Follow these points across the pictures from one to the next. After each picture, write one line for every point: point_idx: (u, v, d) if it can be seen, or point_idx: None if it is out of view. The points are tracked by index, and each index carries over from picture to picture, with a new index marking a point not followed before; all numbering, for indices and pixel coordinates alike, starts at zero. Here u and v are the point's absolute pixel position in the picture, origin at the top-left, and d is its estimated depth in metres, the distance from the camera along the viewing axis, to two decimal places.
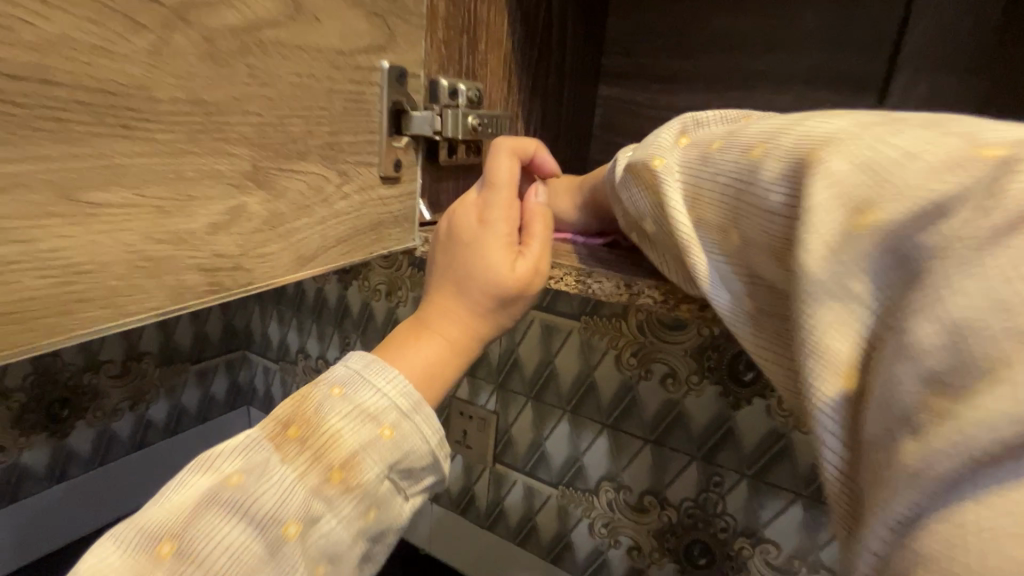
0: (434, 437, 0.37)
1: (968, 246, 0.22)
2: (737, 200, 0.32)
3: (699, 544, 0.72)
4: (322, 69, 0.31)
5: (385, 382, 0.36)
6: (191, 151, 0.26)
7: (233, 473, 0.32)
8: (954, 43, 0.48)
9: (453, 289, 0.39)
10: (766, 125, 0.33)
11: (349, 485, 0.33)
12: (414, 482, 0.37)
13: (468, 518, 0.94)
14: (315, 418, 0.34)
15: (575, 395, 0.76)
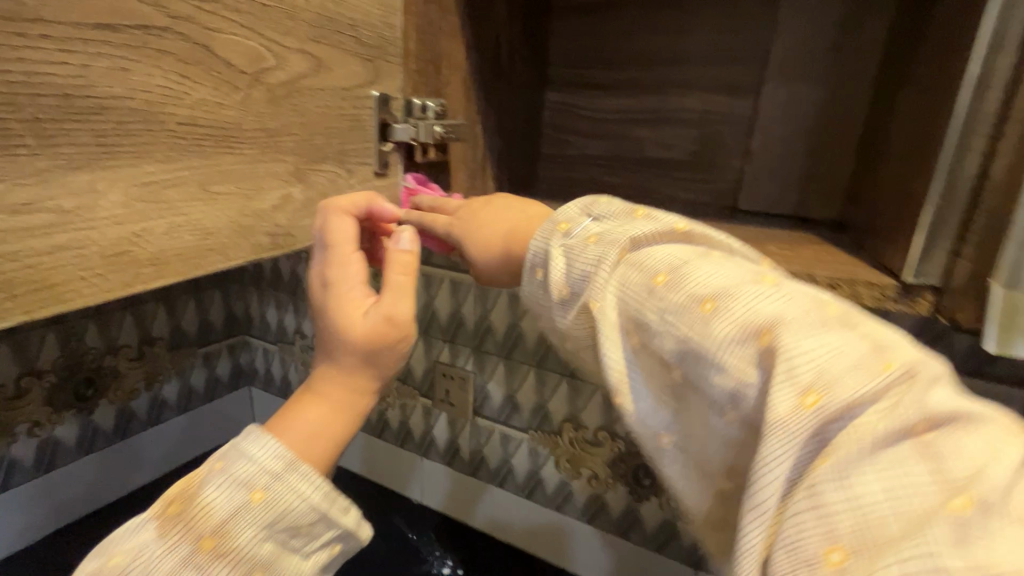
0: (314, 492, 0.35)
1: (801, 427, 0.27)
2: (694, 342, 0.31)
3: (644, 467, 0.87)
4: (334, 95, 0.42)
5: (257, 449, 0.35)
6: (260, 160, 0.38)
7: (116, 553, 0.33)
8: (806, 58, 0.62)
9: (329, 350, 0.40)
10: (721, 273, 0.33)
11: (219, 555, 0.33)
12: (307, 538, 0.36)
13: (454, 466, 1.08)
14: (193, 493, 0.34)
15: (539, 351, 0.91)
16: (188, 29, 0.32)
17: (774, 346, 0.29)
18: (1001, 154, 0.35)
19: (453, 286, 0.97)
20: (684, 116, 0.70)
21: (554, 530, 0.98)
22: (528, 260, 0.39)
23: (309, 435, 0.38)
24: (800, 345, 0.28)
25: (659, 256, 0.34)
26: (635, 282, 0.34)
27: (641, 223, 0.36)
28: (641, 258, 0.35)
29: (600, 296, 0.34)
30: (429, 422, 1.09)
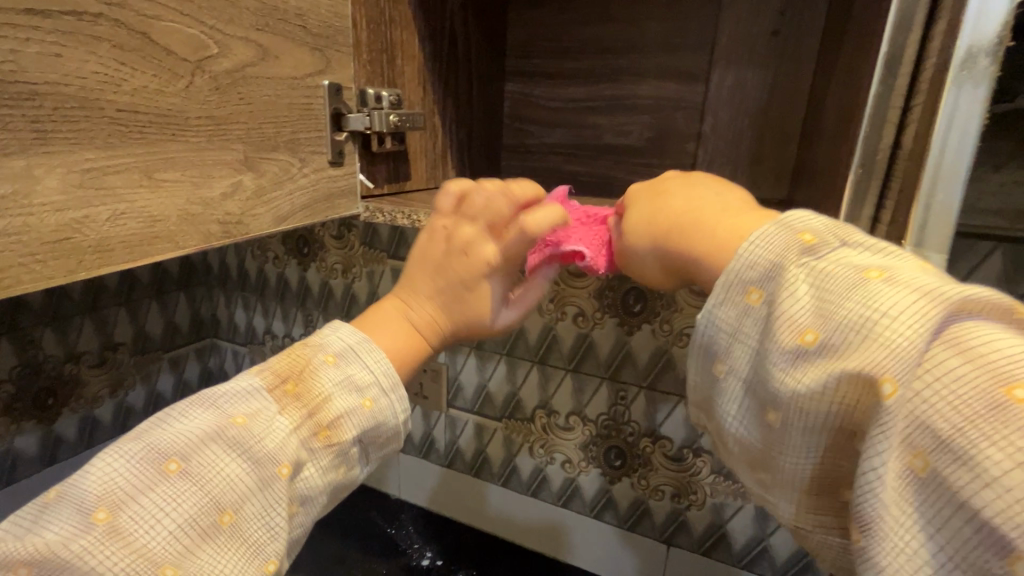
0: (402, 413, 0.45)
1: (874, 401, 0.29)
2: (844, 347, 0.30)
3: (614, 448, 0.89)
4: (283, 85, 0.43)
5: (371, 360, 0.44)
6: (207, 147, 0.38)
7: (240, 416, 0.40)
8: (749, 44, 0.65)
9: (423, 282, 0.48)
10: (916, 285, 0.30)
11: (332, 442, 0.42)
12: (372, 456, 0.45)
13: (430, 459, 1.09)
14: (311, 382, 0.42)
15: (509, 340, 0.92)
16: (124, 16, 0.32)
17: (823, 341, 0.31)
18: (913, 125, 0.37)
19: None
20: (639, 103, 0.72)
21: (553, 529, 0.99)
22: (733, 277, 0.36)
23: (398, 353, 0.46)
24: (993, 365, 0.27)
25: (847, 256, 0.33)
26: (795, 278, 0.33)
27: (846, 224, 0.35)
28: (825, 252, 0.34)
29: (754, 281, 0.35)
30: (403, 417, 1.09)
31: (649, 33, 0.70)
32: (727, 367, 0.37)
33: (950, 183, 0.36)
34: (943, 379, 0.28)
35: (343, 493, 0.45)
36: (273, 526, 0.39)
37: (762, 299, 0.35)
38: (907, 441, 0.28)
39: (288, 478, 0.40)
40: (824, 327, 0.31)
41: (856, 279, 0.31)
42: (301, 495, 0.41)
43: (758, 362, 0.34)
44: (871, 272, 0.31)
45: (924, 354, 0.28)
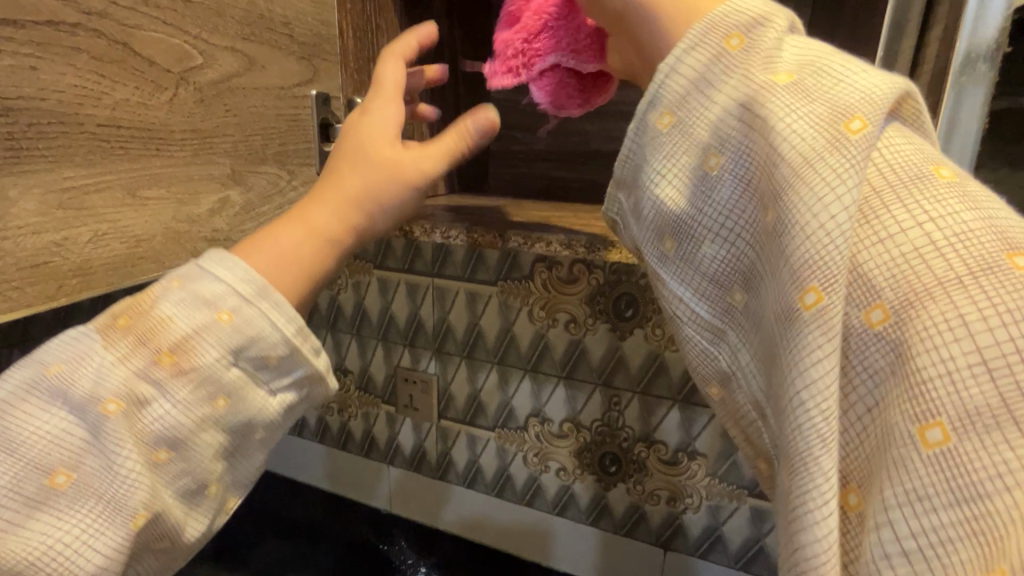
0: (285, 323, 0.36)
1: (830, 138, 0.26)
2: (772, 157, 0.27)
3: (609, 454, 0.89)
4: (272, 95, 0.41)
5: (223, 269, 0.36)
6: (194, 163, 0.37)
7: (54, 364, 0.33)
8: None
9: (334, 166, 0.41)
10: (856, 91, 0.27)
11: (180, 368, 0.33)
12: (274, 374, 0.36)
13: (422, 472, 1.07)
14: (147, 309, 0.34)
15: (500, 348, 0.91)
16: (102, 25, 0.31)
17: (763, 116, 0.28)
18: None
19: (409, 289, 0.96)
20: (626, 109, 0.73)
21: (542, 535, 0.98)
22: (650, 95, 0.32)
23: (288, 258, 0.38)
24: (908, 184, 0.26)
25: (779, 52, 0.29)
26: (723, 87, 0.30)
27: (778, 14, 0.30)
28: (757, 47, 0.30)
29: (671, 101, 0.31)
30: (393, 429, 1.07)
31: None
32: (650, 196, 0.32)
33: None
34: (869, 205, 0.26)
35: (259, 428, 0.37)
36: (122, 475, 0.32)
37: (672, 119, 0.31)
38: (814, 269, 0.25)
39: (119, 418, 0.32)
40: (773, 87, 0.28)
41: (768, 73, 0.29)
42: (163, 441, 0.33)
43: (674, 195, 0.31)
44: (781, 76, 0.28)
45: (859, 151, 0.26)
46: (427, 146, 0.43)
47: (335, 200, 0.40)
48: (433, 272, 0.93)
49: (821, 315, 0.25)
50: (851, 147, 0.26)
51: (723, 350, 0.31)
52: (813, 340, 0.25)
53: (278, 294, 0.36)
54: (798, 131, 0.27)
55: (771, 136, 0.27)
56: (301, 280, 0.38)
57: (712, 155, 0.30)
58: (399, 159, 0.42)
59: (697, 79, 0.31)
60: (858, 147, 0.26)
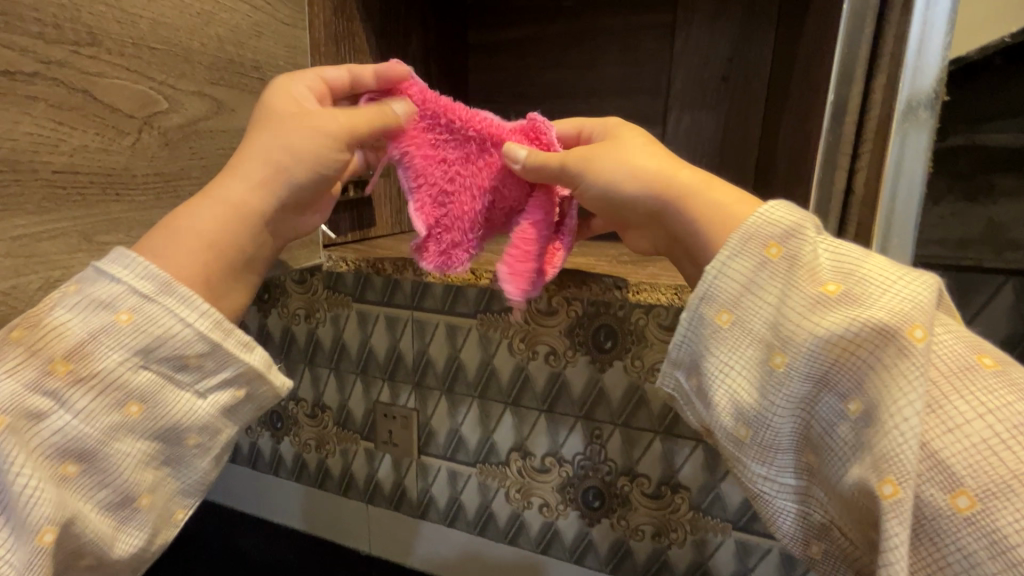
0: (196, 321, 0.38)
1: (896, 346, 0.31)
2: (838, 362, 0.32)
3: (592, 489, 0.87)
4: (233, 137, 0.46)
5: (125, 270, 0.37)
6: (154, 203, 0.41)
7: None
8: (699, 89, 0.68)
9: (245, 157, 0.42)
10: (900, 307, 0.32)
11: (79, 375, 0.35)
12: (196, 374, 0.38)
13: (401, 510, 1.04)
14: (42, 318, 0.35)
15: (480, 381, 0.90)
16: (63, 75, 0.35)
17: (828, 330, 0.32)
18: (863, 170, 0.40)
19: (389, 322, 0.95)
20: None
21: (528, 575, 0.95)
22: (699, 292, 0.38)
23: (201, 243, 0.40)
24: (970, 395, 0.30)
25: (823, 266, 0.35)
26: (775, 290, 0.35)
27: (806, 225, 0.36)
28: (797, 255, 0.35)
29: (726, 301, 0.37)
30: (373, 466, 1.04)
31: (606, 78, 0.73)
32: (722, 390, 0.36)
33: (903, 235, 0.39)
34: (931, 405, 0.30)
35: (190, 430, 0.39)
36: (22, 491, 0.32)
37: (727, 318, 0.37)
38: (892, 462, 0.29)
39: (14, 433, 0.32)
40: (831, 292, 0.33)
41: (819, 285, 0.34)
42: (73, 452, 0.35)
43: (744, 385, 0.36)
44: (829, 287, 0.34)
45: (922, 356, 0.30)
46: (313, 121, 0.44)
47: (245, 177, 0.42)
48: (412, 305, 0.92)
49: (899, 504, 0.29)
50: (916, 356, 0.30)
51: (815, 504, 0.35)
52: (896, 529, 0.29)
53: (185, 288, 0.38)
54: (865, 343, 0.31)
55: (837, 348, 0.32)
56: (218, 255, 0.40)
57: (778, 364, 0.34)
58: (293, 139, 0.43)
59: (749, 286, 0.36)
60: (915, 355, 0.30)
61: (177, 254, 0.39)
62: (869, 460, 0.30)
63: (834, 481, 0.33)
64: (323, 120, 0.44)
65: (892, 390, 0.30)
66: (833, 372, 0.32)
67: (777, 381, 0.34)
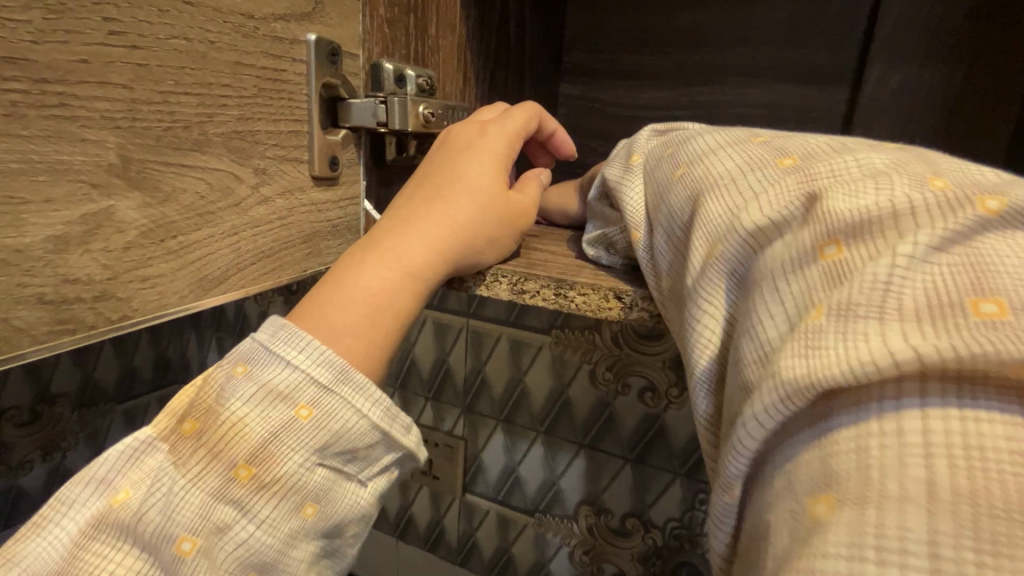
0: (376, 407, 0.27)
1: (694, 176, 0.28)
2: (661, 191, 0.30)
3: (687, 566, 0.67)
4: (221, 29, 0.22)
5: (297, 352, 0.26)
6: (9, 132, 0.17)
7: (121, 489, 0.24)
8: (920, 31, 0.46)
9: (430, 197, 0.32)
10: (719, 136, 0.29)
11: (263, 482, 0.25)
12: (364, 462, 0.28)
13: (438, 554, 0.86)
14: (213, 408, 0.25)
15: (548, 415, 0.71)
16: None
17: (686, 173, 0.28)
18: None
19: (438, 330, 0.77)
20: (749, 113, 0.54)
21: None
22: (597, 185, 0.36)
23: (371, 304, 0.28)
24: (724, 175, 0.26)
25: (690, 134, 0.31)
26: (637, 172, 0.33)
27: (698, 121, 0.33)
28: (683, 134, 0.32)
29: (633, 149, 0.34)
30: (406, 498, 0.87)
31: (767, 20, 0.52)
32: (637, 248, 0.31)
33: None
34: (707, 196, 0.26)
35: (353, 525, 0.28)
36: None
37: (634, 157, 0.34)
38: (658, 278, 0.29)
39: (203, 557, 0.23)
40: (669, 145, 0.32)
41: (660, 147, 0.32)
42: (253, 564, 0.24)
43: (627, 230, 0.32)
44: (666, 147, 0.32)
45: (716, 172, 0.27)
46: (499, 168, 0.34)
47: (418, 219, 0.31)
48: (468, 311, 0.74)
49: (702, 289, 0.24)
50: (699, 172, 0.27)
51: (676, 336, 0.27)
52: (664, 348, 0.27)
53: (361, 373, 0.27)
54: (687, 172, 0.28)
55: (668, 187, 0.29)
56: (381, 319, 0.29)
57: (627, 211, 0.32)
58: (483, 176, 0.33)
59: (630, 161, 0.34)
60: (708, 171, 0.27)
61: (341, 314, 0.28)
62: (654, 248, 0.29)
63: (676, 299, 0.26)
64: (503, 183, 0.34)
65: (676, 204, 0.28)
66: (653, 208, 0.30)
67: (627, 184, 0.33)
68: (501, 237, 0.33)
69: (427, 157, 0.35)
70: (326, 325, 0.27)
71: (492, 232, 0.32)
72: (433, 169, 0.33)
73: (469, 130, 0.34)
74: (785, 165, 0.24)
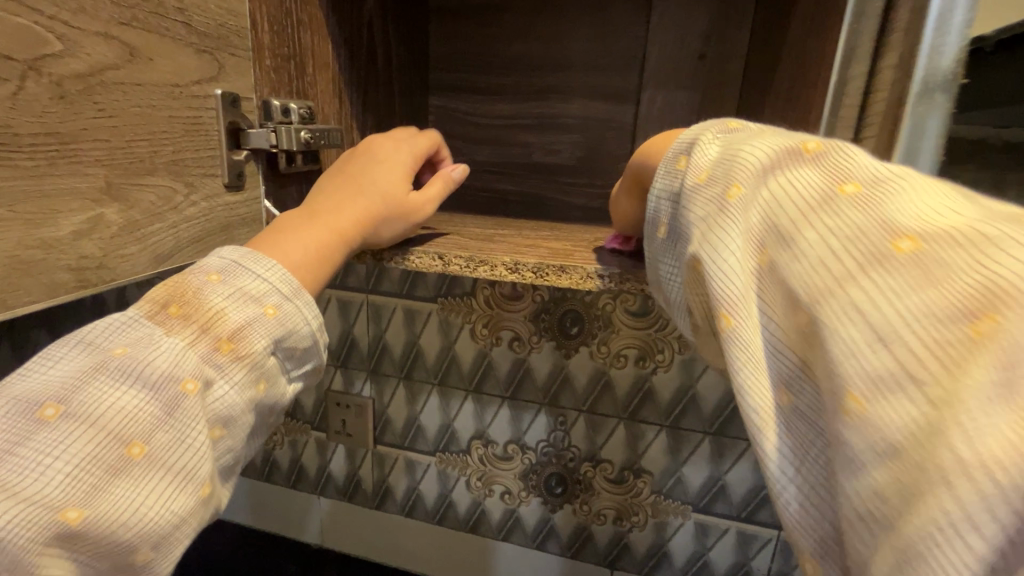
0: (315, 320, 0.41)
1: (716, 202, 0.32)
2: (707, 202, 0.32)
3: (555, 475, 0.86)
4: (160, 96, 0.33)
5: (263, 268, 0.39)
6: (49, 174, 0.28)
7: (119, 346, 0.34)
8: (672, 66, 0.65)
9: (353, 186, 0.45)
10: (763, 154, 0.31)
11: (239, 353, 0.36)
12: (295, 364, 0.41)
13: (356, 502, 0.99)
14: (196, 298, 0.36)
15: (440, 369, 0.86)
16: None
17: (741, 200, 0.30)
18: None
19: (342, 306, 0.89)
20: (570, 121, 0.71)
21: (486, 562, 0.93)
22: (671, 152, 0.38)
23: (314, 253, 0.42)
24: (824, 225, 0.26)
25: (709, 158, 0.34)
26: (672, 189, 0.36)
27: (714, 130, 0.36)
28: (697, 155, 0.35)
29: (686, 150, 0.37)
30: (324, 458, 0.99)
31: (576, 53, 0.69)
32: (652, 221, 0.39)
33: None
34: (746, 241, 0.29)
35: (273, 411, 0.41)
36: (196, 449, 0.34)
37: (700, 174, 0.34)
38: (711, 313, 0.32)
39: (198, 397, 0.34)
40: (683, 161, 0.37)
41: (675, 159, 0.37)
42: (223, 416, 0.36)
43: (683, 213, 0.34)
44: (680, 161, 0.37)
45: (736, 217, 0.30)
46: (401, 172, 0.48)
47: (346, 193, 0.45)
48: (367, 288, 0.87)
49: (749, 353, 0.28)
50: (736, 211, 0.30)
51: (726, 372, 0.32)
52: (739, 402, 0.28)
53: (309, 296, 0.41)
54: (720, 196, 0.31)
55: (719, 205, 0.31)
56: (315, 260, 0.42)
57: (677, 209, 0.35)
58: (387, 172, 0.47)
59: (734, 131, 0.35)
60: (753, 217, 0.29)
61: (295, 257, 0.41)
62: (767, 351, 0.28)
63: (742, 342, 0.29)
64: (404, 181, 0.48)
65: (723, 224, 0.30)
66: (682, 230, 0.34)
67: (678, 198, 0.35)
68: (403, 228, 0.47)
69: (354, 152, 0.48)
70: (278, 255, 0.40)
71: (395, 224, 0.46)
72: (358, 166, 0.47)
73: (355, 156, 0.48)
74: (717, 201, 0.32)
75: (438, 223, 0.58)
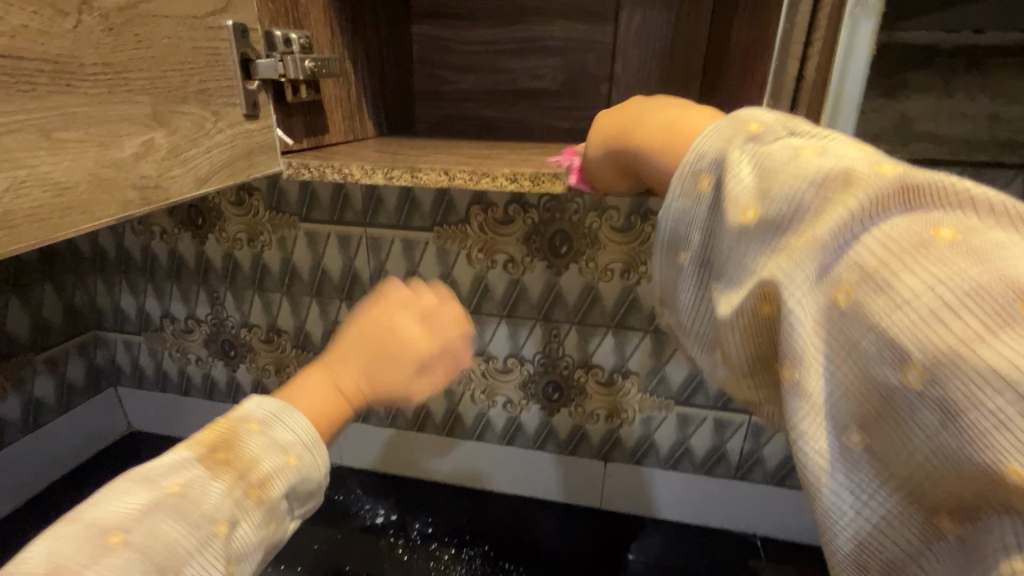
0: (323, 466, 0.46)
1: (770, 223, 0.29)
2: (769, 228, 0.29)
3: (552, 383, 0.95)
4: (184, 28, 0.36)
5: (294, 423, 0.45)
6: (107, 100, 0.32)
7: (174, 485, 0.39)
8: None
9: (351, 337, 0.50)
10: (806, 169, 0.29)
11: (265, 500, 0.41)
12: (301, 506, 0.45)
13: (370, 422, 1.08)
14: (237, 446, 0.42)
15: (441, 294, 0.92)
16: None
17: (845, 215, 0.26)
18: (815, 59, 0.44)
19: (341, 240, 0.93)
20: (552, 45, 0.73)
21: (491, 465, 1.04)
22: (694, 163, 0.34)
23: (332, 403, 0.48)
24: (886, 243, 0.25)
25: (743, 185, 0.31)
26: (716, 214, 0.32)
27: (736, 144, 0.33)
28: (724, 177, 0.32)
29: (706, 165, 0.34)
30: None
31: None
32: (681, 258, 0.35)
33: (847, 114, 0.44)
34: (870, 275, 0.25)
35: (274, 548, 0.44)
36: None
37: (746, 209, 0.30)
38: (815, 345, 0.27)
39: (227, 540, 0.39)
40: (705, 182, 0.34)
41: (692, 183, 0.34)
42: (241, 555, 0.40)
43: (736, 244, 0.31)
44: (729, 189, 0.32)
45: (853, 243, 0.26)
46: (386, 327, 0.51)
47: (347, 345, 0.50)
48: (364, 222, 0.91)
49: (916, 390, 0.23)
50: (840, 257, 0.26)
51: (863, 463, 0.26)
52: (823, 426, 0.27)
53: (322, 443, 0.46)
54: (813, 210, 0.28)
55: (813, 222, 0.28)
56: (330, 409, 0.48)
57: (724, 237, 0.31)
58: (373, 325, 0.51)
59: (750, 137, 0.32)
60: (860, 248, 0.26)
61: (312, 401, 0.47)
62: (831, 411, 0.27)
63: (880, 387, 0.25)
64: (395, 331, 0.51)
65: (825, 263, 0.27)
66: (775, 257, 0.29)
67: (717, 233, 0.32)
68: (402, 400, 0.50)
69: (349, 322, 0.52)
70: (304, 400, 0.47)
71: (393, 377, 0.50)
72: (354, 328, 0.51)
73: (379, 329, 0.51)
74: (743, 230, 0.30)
75: (430, 148, 0.62)
